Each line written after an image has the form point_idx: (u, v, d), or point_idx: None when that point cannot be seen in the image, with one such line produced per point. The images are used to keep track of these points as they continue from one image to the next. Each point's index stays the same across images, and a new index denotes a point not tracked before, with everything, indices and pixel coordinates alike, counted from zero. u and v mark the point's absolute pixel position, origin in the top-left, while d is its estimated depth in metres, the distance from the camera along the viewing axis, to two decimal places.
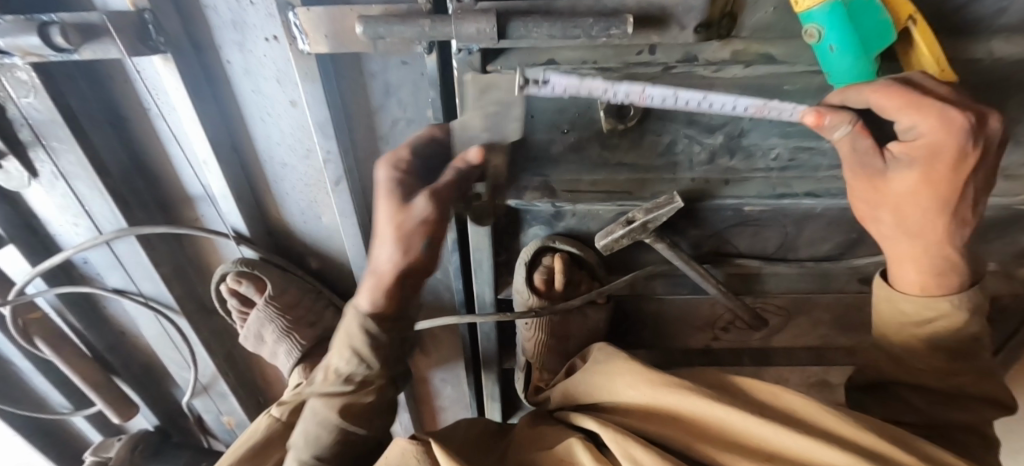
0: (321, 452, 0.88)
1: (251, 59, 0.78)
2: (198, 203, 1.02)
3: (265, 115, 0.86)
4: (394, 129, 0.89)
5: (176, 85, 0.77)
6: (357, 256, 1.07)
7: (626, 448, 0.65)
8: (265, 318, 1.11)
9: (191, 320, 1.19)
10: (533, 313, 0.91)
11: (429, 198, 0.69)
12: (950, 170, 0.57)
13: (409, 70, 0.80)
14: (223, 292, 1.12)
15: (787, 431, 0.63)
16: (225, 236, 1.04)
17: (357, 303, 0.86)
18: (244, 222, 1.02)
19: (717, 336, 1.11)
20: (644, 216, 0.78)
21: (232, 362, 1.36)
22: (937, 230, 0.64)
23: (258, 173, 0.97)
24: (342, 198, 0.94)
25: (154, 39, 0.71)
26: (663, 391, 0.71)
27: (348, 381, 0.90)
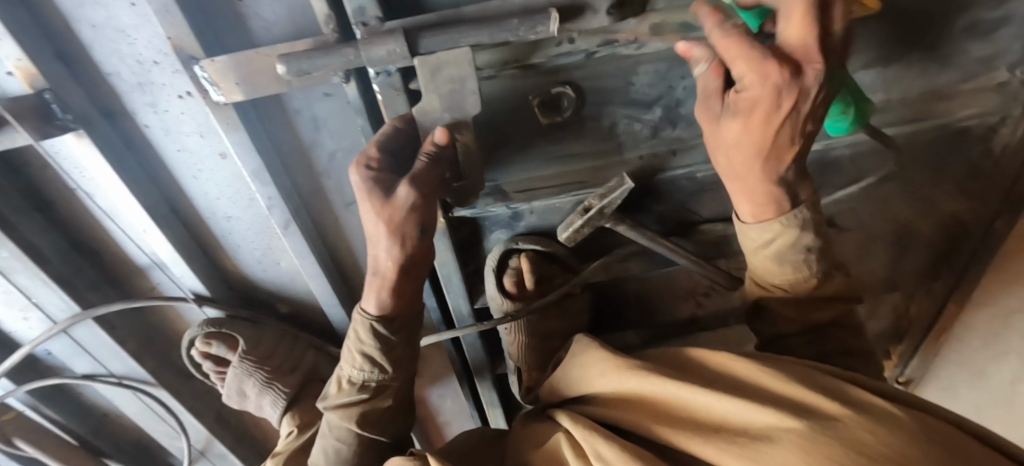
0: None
1: (167, 119, 0.83)
2: (151, 272, 1.10)
3: (195, 174, 0.92)
4: (332, 162, 0.91)
5: (95, 161, 0.83)
6: (325, 292, 1.11)
7: (592, 444, 0.65)
8: (243, 373, 1.16)
9: (169, 387, 1.27)
10: (510, 314, 0.92)
11: (408, 186, 0.67)
12: (766, 121, 0.60)
13: (335, 103, 0.81)
14: (197, 356, 1.17)
15: (732, 403, 0.61)
16: (185, 299, 1.12)
17: (365, 308, 0.87)
18: (200, 283, 1.09)
19: (699, 302, 1.18)
20: (597, 202, 0.77)
21: (223, 422, 1.42)
22: (758, 178, 0.68)
23: (205, 232, 1.03)
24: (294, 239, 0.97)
25: (62, 118, 0.76)
26: (631, 378, 0.72)
27: (365, 383, 0.91)
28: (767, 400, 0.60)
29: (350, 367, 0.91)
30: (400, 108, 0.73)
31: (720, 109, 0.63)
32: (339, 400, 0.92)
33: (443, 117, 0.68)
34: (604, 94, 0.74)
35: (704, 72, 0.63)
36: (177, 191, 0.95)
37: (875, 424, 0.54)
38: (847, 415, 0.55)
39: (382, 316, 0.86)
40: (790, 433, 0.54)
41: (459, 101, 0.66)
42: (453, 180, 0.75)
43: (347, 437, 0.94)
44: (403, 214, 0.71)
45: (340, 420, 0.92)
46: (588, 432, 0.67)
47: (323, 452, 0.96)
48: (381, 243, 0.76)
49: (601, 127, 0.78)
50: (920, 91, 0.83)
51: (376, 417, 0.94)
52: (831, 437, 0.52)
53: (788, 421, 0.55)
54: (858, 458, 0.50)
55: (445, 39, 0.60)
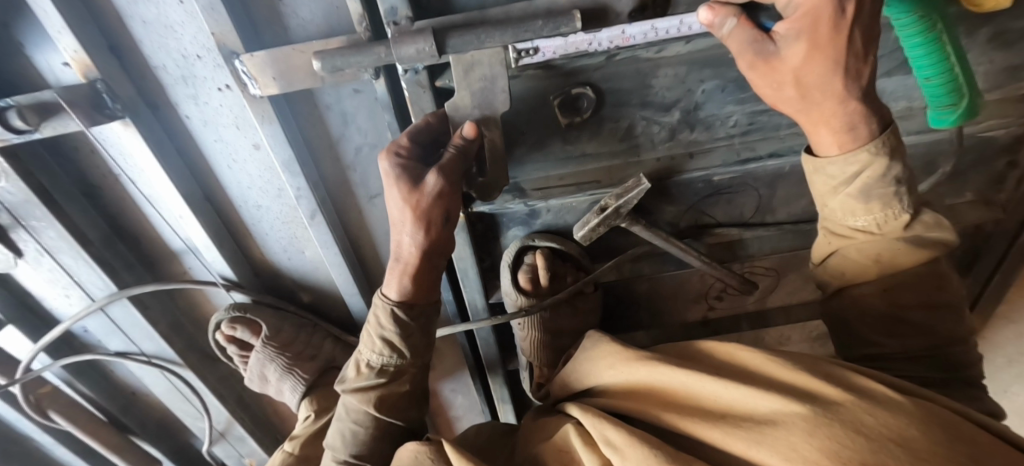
0: (361, 452, 0.55)
1: (142, 39, 0.49)
2: (50, 299, 0.66)
3: (185, 155, 0.58)
4: (355, 101, 0.56)
5: (147, 155, 0.55)
6: (290, 252, 0.68)
7: (599, 429, 0.45)
8: (263, 359, 0.69)
9: (15, 406, 0.73)
10: (522, 311, 0.67)
11: (442, 173, 0.46)
12: (832, 27, 0.39)
13: (364, 103, 0.56)
14: (214, 343, 0.71)
15: (751, 389, 0.40)
16: (89, 294, 0.65)
17: (385, 290, 0.54)
18: (108, 281, 0.64)
19: (711, 305, 0.79)
20: (614, 201, 0.59)
21: (185, 452, 0.91)
22: (824, 94, 0.43)
23: (130, 217, 0.62)
24: (322, 235, 0.63)
25: (111, 107, 0.50)
26: (645, 363, 0.48)
27: (381, 371, 0.55)
28: (795, 392, 0.39)
29: (363, 354, 0.55)
30: (428, 107, 0.53)
31: (775, 51, 0.41)
32: (357, 388, 0.55)
33: (471, 118, 0.51)
34: (627, 91, 0.57)
35: (732, 33, 0.41)
36: (230, 198, 0.62)
37: (877, 407, 0.36)
38: (852, 400, 0.36)
39: (406, 301, 0.53)
40: (789, 418, 0.36)
41: (489, 98, 0.50)
42: (474, 176, 0.56)
43: (367, 422, 0.56)
44: (431, 206, 0.48)
45: (359, 407, 0.55)
46: (597, 419, 0.46)
47: (333, 434, 0.57)
48: (403, 229, 0.50)
49: (617, 130, 0.60)
50: (997, 97, 0.60)
51: (394, 412, 0.57)
52: (834, 420, 0.35)
53: (794, 403, 0.37)
54: (858, 442, 0.33)
55: (474, 41, 0.44)
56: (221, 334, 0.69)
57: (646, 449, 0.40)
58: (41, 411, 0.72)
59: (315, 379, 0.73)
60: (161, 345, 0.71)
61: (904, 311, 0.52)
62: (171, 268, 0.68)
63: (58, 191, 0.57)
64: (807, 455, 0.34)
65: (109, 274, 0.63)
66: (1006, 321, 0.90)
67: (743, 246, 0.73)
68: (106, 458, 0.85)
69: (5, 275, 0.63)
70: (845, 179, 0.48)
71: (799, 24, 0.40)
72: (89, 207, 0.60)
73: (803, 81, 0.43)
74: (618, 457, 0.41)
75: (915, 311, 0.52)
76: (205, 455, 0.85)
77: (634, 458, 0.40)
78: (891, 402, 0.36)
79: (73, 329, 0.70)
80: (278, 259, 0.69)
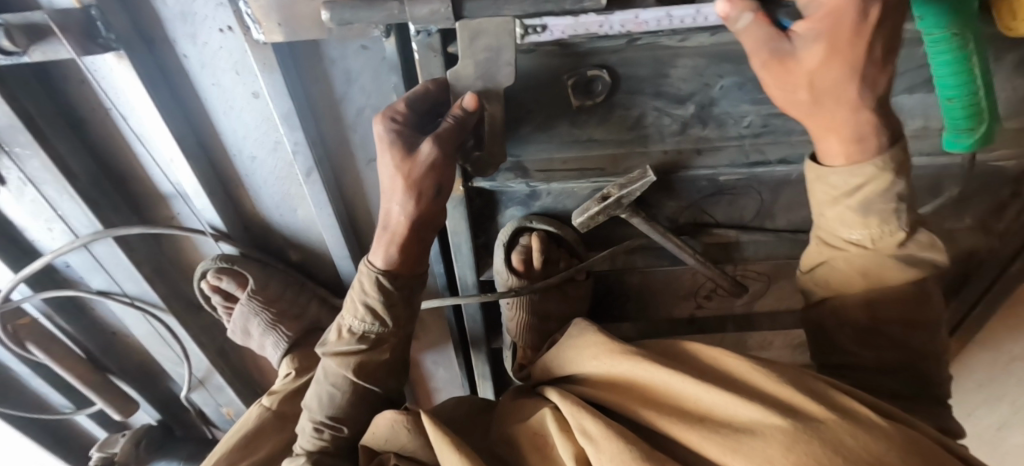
0: (337, 415, 0.56)
1: None
2: (32, 231, 0.64)
3: (181, 96, 0.56)
4: (362, 59, 0.54)
5: (139, 91, 0.52)
6: (281, 208, 0.66)
7: (576, 418, 0.45)
8: (247, 314, 0.68)
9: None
10: (512, 291, 0.66)
11: (435, 143, 0.44)
12: (853, 31, 0.36)
13: (370, 61, 0.54)
14: (200, 291, 0.70)
15: (734, 396, 0.39)
16: (72, 229, 0.63)
17: (371, 257, 0.53)
18: (92, 218, 0.62)
19: (699, 304, 0.79)
20: (617, 191, 0.59)
21: (164, 394, 0.91)
22: (839, 102, 0.41)
23: (118, 154, 0.60)
24: (316, 194, 0.62)
25: (104, 37, 0.47)
26: (630, 358, 0.47)
27: (362, 338, 0.54)
28: (778, 403, 0.38)
29: (345, 319, 0.55)
30: (436, 72, 0.51)
31: (793, 51, 0.38)
32: (337, 353, 0.55)
33: (472, 88, 0.49)
34: (643, 78, 0.55)
35: (747, 29, 0.37)
36: (225, 147, 0.61)
37: (860, 429, 0.35)
38: (834, 418, 0.36)
39: (391, 271, 0.52)
40: (769, 429, 0.36)
41: (492, 70, 0.48)
42: (470, 149, 0.54)
43: (345, 386, 0.55)
44: (423, 176, 0.46)
45: (338, 371, 0.55)
46: (574, 407, 0.45)
47: (311, 395, 0.57)
48: (393, 198, 0.48)
49: (627, 118, 0.58)
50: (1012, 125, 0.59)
51: (373, 379, 0.56)
52: (814, 437, 0.34)
53: (776, 415, 0.37)
54: (835, 463, 0.33)
55: (491, 6, 0.42)
56: (206, 283, 0.68)
57: (622, 444, 0.39)
58: (17, 341, 0.71)
59: (298, 338, 0.73)
60: (144, 288, 0.69)
61: (882, 325, 0.52)
62: (159, 212, 0.67)
63: (44, 120, 0.54)
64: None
65: (94, 212, 0.62)
66: (983, 348, 0.91)
67: (739, 248, 0.72)
68: (83, 394, 0.85)
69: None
70: (844, 191, 0.46)
71: (819, 25, 0.37)
72: (77, 140, 0.58)
73: (818, 87, 0.40)
74: (592, 449, 0.41)
75: (893, 326, 0.52)
76: (182, 401, 0.86)
77: (608, 452, 0.39)
78: (875, 426, 0.36)
79: (56, 264, 0.68)
80: (268, 214, 0.67)
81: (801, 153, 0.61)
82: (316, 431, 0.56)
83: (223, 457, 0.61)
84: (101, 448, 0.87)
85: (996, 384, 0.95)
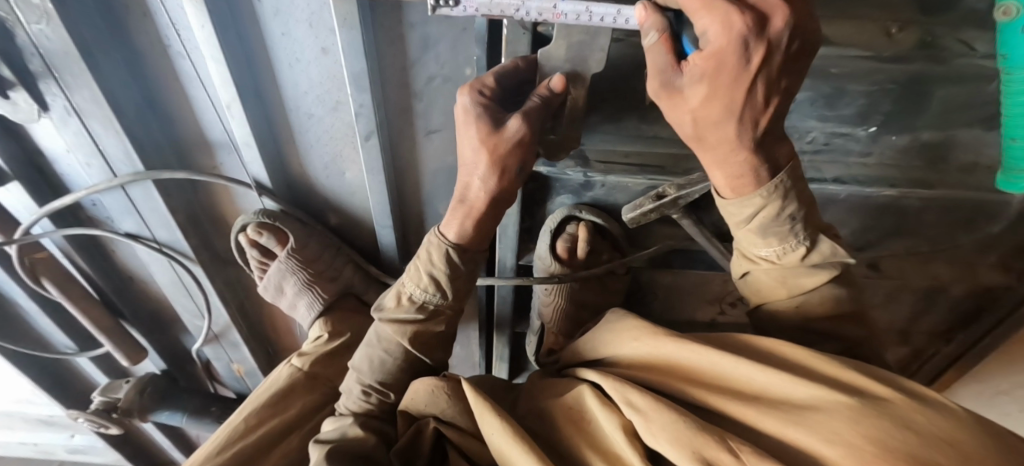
0: (388, 380, 0.55)
1: None
2: (64, 163, 0.62)
3: (246, 42, 0.53)
4: (444, 28, 0.52)
5: (208, 34, 0.49)
6: (331, 169, 0.65)
7: (620, 391, 0.44)
8: (283, 273, 0.67)
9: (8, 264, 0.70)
10: (555, 278, 0.66)
11: (523, 119, 0.44)
12: (735, 71, 0.37)
13: (452, 30, 0.52)
14: (235, 245, 0.68)
15: (790, 376, 0.39)
16: (108, 167, 0.61)
17: (442, 228, 0.52)
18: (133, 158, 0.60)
19: (723, 311, 0.80)
20: (674, 191, 0.59)
21: (173, 343, 0.90)
22: (720, 139, 0.42)
23: (170, 95, 0.58)
24: (371, 159, 0.61)
25: None
26: (673, 339, 0.47)
27: (421, 307, 0.54)
28: (836, 384, 0.38)
29: (406, 286, 0.54)
30: (522, 51, 0.49)
31: (679, 85, 0.39)
32: (394, 319, 0.55)
33: (560, 70, 0.48)
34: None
35: (653, 49, 0.39)
36: (283, 100, 0.58)
37: (929, 409, 0.35)
38: (899, 398, 0.35)
39: (461, 245, 0.52)
40: (832, 405, 0.35)
41: (585, 54, 0.47)
42: (546, 132, 0.52)
43: (398, 353, 0.55)
44: (509, 153, 0.46)
45: (393, 337, 0.55)
46: (618, 383, 0.45)
47: (359, 357, 0.57)
48: (475, 171, 0.48)
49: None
50: None
51: (425, 350, 0.56)
52: (882, 413, 0.34)
53: (837, 393, 0.36)
54: (906, 436, 0.32)
55: None
56: (244, 238, 0.66)
57: (674, 414, 0.39)
58: (33, 276, 0.68)
59: (331, 301, 0.72)
60: (176, 236, 0.68)
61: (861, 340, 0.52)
62: (201, 159, 0.64)
63: (100, 49, 0.51)
64: (850, 440, 0.33)
65: (137, 152, 0.59)
66: (977, 382, 0.94)
67: None
68: (91, 336, 0.84)
69: (21, 130, 0.58)
70: (743, 219, 0.48)
71: (705, 64, 0.37)
72: (128, 74, 0.55)
73: (701, 122, 0.41)
74: (643, 421, 0.40)
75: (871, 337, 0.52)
76: (194, 353, 0.84)
77: (660, 422, 0.39)
78: (943, 408, 0.35)
79: (82, 201, 0.66)
80: (314, 174, 0.65)
81: (850, 175, 0.62)
82: (364, 394, 0.55)
83: (254, 413, 0.60)
84: (104, 392, 0.86)
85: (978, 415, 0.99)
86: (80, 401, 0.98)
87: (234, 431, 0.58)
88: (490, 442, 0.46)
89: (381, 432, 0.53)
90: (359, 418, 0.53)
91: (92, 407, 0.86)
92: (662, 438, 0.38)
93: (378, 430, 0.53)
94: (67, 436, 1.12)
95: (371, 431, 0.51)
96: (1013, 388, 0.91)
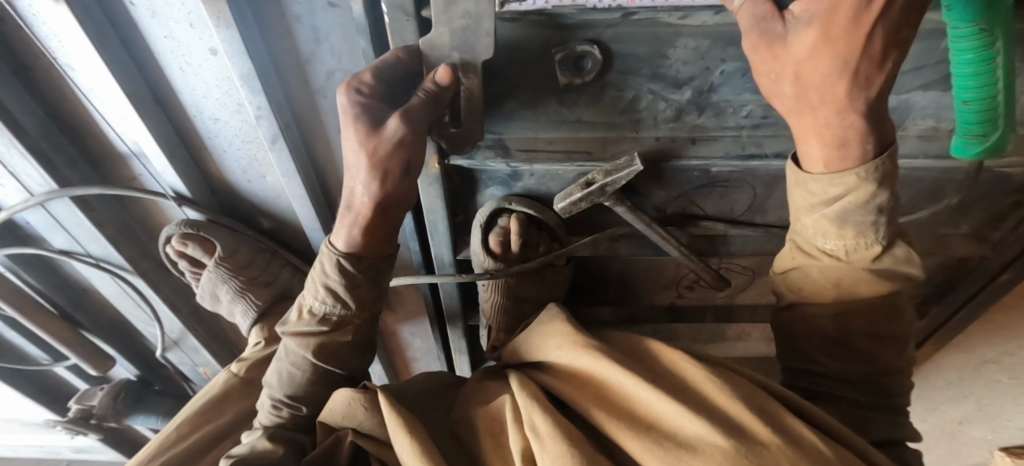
0: (296, 391, 0.56)
1: None
2: None
3: (131, 47, 0.51)
4: (330, 17, 0.48)
5: (82, 43, 0.46)
6: (251, 171, 0.62)
7: (527, 411, 0.39)
8: (217, 281, 0.68)
9: None
10: (488, 274, 0.64)
11: (402, 118, 0.41)
12: (853, 18, 0.32)
13: (339, 20, 0.48)
14: (167, 257, 0.68)
15: (683, 406, 0.35)
16: (24, 185, 0.60)
17: (334, 239, 0.52)
18: (43, 175, 0.58)
19: (679, 295, 0.77)
20: (601, 178, 0.54)
21: (142, 349, 0.92)
22: (822, 98, 0.37)
23: (68, 106, 0.56)
24: (284, 163, 0.58)
25: None
26: (589, 350, 0.42)
27: (324, 319, 0.54)
28: (725, 420, 0.35)
29: (307, 300, 0.55)
30: (410, 38, 0.45)
31: (782, 33, 0.35)
32: (297, 333, 0.56)
33: (446, 60, 0.43)
34: (639, 58, 0.49)
35: (743, 6, 0.36)
36: (184, 105, 0.56)
37: (804, 455, 0.32)
38: (777, 443, 0.33)
39: (354, 253, 0.51)
40: (710, 449, 0.33)
41: (470, 41, 0.42)
42: (446, 126, 0.50)
43: (305, 366, 0.56)
44: (390, 153, 0.43)
45: (298, 350, 0.56)
46: (527, 398, 0.40)
47: (272, 371, 0.58)
48: (357, 175, 0.46)
49: (619, 100, 0.53)
50: None
51: (334, 359, 0.57)
52: (753, 463, 0.31)
53: (719, 433, 0.33)
54: None
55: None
56: (172, 249, 0.66)
57: (566, 446, 0.35)
58: None
59: (268, 306, 0.72)
60: (109, 249, 0.68)
61: (850, 336, 0.46)
62: (120, 171, 0.63)
63: None
64: None
65: (47, 170, 0.58)
66: (959, 352, 0.90)
67: (725, 241, 0.69)
68: (59, 348, 0.86)
69: None
70: (822, 201, 0.42)
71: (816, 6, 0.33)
72: (22, 90, 0.53)
73: (803, 78, 0.36)
74: (539, 447, 0.37)
75: (860, 337, 0.46)
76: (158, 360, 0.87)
77: (551, 455, 0.35)
78: (819, 457, 0.33)
79: (15, 220, 0.66)
80: (234, 176, 0.63)
81: None
82: (275, 408, 0.56)
83: (185, 421, 0.60)
84: (80, 400, 0.89)
85: (962, 383, 0.96)
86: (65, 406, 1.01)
87: (166, 439, 0.58)
88: (401, 460, 0.43)
89: (290, 440, 0.53)
90: (270, 430, 0.54)
91: (69, 414, 0.90)
92: None
93: (288, 438, 0.53)
94: (67, 437, 1.17)
95: (281, 442, 0.51)
96: (1000, 356, 0.88)
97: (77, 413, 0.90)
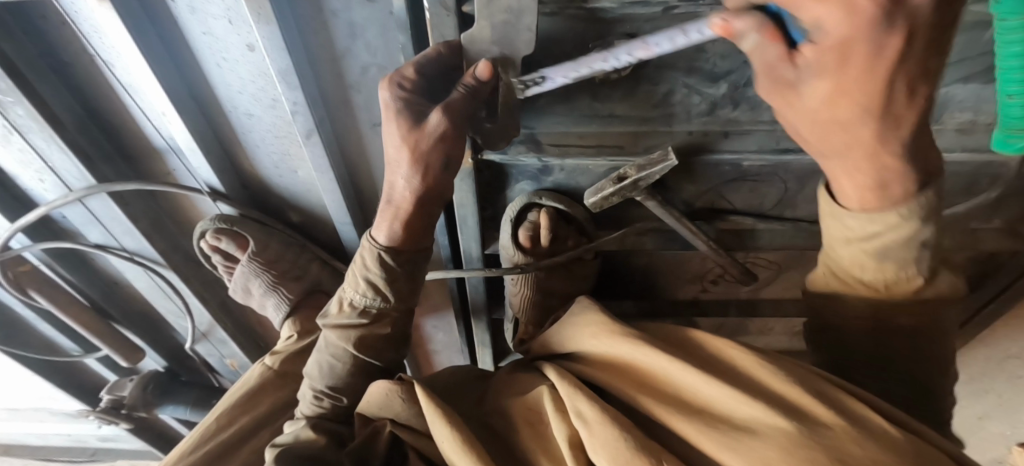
0: (336, 383, 0.57)
1: None
2: (23, 179, 0.62)
3: (170, 44, 0.51)
4: (367, 13, 0.48)
5: (124, 39, 0.47)
6: (283, 165, 0.63)
7: (573, 400, 0.40)
8: (249, 275, 0.69)
9: None
10: (518, 268, 0.64)
11: (443, 113, 0.42)
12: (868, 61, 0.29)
13: (376, 16, 0.48)
14: (200, 251, 0.69)
15: (733, 390, 0.36)
16: (62, 180, 0.61)
17: (373, 233, 0.53)
18: (80, 169, 0.59)
19: (704, 289, 0.77)
20: (634, 172, 0.54)
21: (169, 341, 0.93)
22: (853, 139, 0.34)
23: (105, 103, 0.56)
24: (317, 157, 0.58)
25: None
26: (629, 340, 0.42)
27: (363, 312, 0.56)
28: (778, 402, 0.35)
29: (346, 293, 0.56)
30: (449, 34, 0.45)
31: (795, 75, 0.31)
32: (337, 325, 0.57)
33: (485, 55, 0.44)
34: (676, 52, 0.49)
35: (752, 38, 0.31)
36: (219, 100, 0.56)
37: (863, 435, 0.32)
38: (838, 422, 0.33)
39: (393, 247, 0.52)
40: (769, 429, 0.33)
41: (511, 36, 0.41)
42: (481, 120, 0.49)
43: (344, 358, 0.57)
44: (431, 147, 0.44)
45: (338, 343, 0.57)
46: (569, 388, 0.41)
47: (311, 364, 0.60)
48: (398, 169, 0.46)
49: (654, 94, 0.53)
50: None
51: (372, 351, 0.58)
52: (815, 441, 0.31)
53: (776, 413, 0.33)
54: None
55: None
56: (205, 243, 0.66)
57: (617, 430, 0.36)
58: (20, 288, 0.70)
59: (298, 299, 0.73)
60: (143, 243, 0.69)
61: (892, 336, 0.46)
62: (154, 167, 0.64)
63: (26, 64, 0.50)
64: None
65: (86, 165, 0.59)
66: (983, 348, 0.89)
67: (753, 236, 0.69)
68: (90, 340, 0.88)
69: None
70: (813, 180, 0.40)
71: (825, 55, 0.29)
72: (61, 85, 0.54)
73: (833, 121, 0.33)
74: (587, 433, 0.37)
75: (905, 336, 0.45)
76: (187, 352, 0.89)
77: (601, 439, 0.36)
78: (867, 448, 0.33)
79: (51, 215, 0.67)
80: (266, 170, 0.64)
81: None
82: (316, 398, 0.58)
83: (225, 412, 0.63)
84: (111, 390, 0.91)
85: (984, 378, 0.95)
86: (95, 396, 1.03)
87: (208, 428, 0.61)
88: (443, 448, 0.44)
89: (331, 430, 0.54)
90: (312, 420, 0.55)
91: (100, 405, 0.92)
92: (601, 455, 0.36)
93: (329, 428, 0.54)
94: (94, 426, 1.20)
95: (323, 432, 0.52)
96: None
97: (108, 404, 0.92)
